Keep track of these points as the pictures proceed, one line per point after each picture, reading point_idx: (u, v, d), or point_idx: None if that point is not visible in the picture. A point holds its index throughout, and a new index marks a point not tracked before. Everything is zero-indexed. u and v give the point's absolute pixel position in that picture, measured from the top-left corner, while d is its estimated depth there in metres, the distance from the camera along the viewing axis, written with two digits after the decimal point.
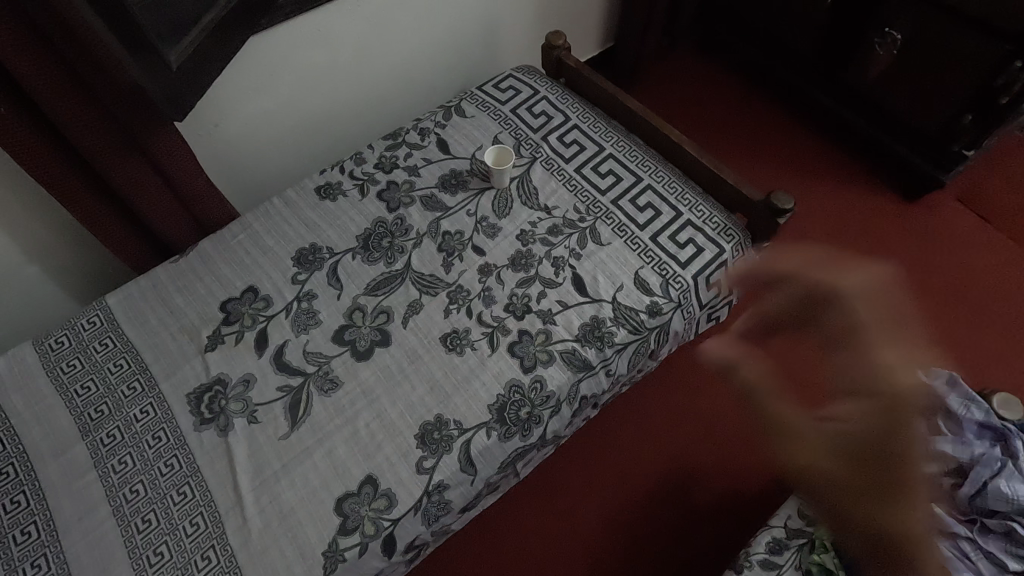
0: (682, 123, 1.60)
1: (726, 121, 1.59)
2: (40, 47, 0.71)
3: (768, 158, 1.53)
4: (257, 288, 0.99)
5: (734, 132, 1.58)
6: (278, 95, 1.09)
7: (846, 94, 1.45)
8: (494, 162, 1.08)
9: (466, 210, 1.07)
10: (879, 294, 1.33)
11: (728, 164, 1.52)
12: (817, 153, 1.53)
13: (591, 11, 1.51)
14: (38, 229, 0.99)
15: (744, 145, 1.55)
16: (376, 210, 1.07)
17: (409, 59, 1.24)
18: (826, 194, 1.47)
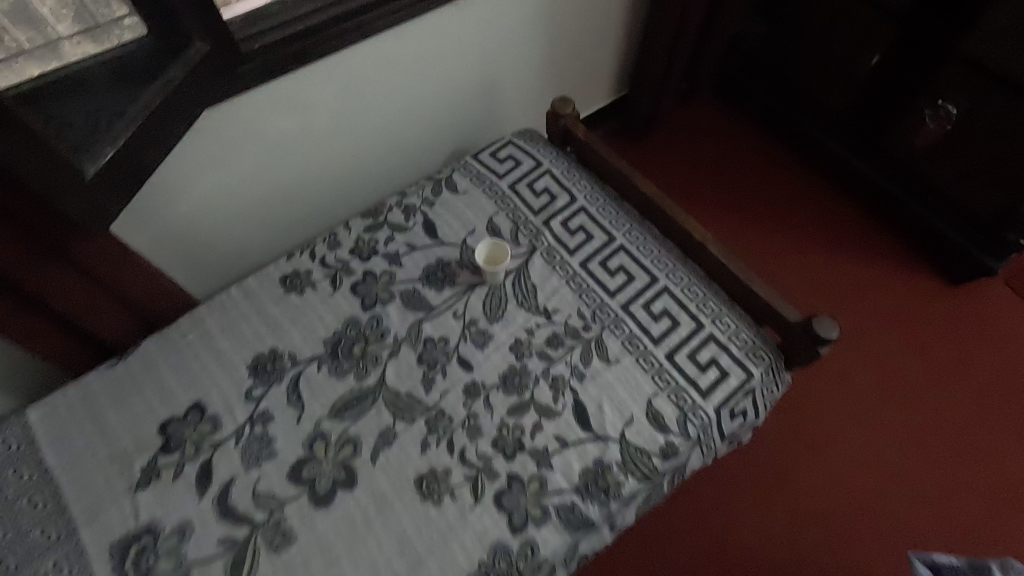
0: (700, 184, 1.44)
1: (749, 182, 1.44)
2: None
3: (794, 230, 1.37)
4: (204, 405, 0.84)
5: (757, 197, 1.42)
6: (241, 168, 0.94)
7: (882, 162, 1.29)
8: (487, 259, 0.94)
9: (453, 311, 0.92)
10: (920, 398, 1.18)
11: (749, 237, 1.37)
12: (849, 224, 1.38)
13: (605, 58, 1.36)
14: None
15: (766, 213, 1.40)
16: (349, 308, 0.93)
17: (397, 122, 1.08)
18: (858, 272, 1.32)
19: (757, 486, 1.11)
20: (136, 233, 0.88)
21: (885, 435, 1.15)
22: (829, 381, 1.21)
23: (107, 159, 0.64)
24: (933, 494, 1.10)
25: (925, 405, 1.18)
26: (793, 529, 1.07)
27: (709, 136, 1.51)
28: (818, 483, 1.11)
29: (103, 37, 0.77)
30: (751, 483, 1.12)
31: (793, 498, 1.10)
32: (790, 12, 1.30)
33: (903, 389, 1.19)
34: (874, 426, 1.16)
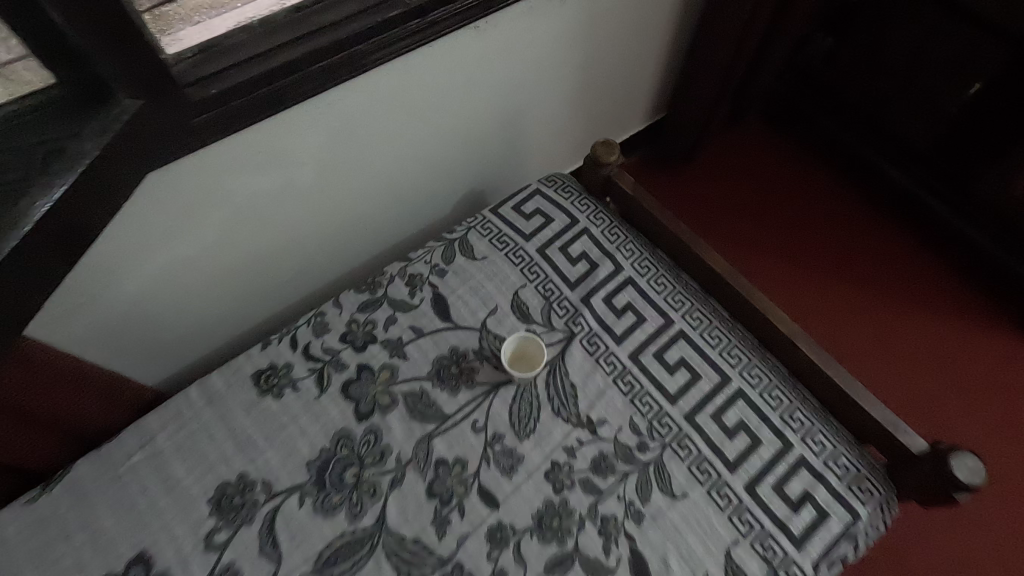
0: (746, 225, 1.26)
1: (802, 224, 1.26)
2: None
3: (859, 282, 1.19)
4: (151, 557, 0.65)
5: (813, 244, 1.24)
6: (203, 238, 0.74)
7: (968, 207, 1.11)
8: (513, 358, 0.77)
9: (472, 422, 0.72)
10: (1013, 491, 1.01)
11: (807, 291, 1.19)
12: (918, 273, 1.20)
13: (644, 81, 1.16)
14: None
15: (825, 263, 1.22)
16: (341, 418, 0.73)
17: (401, 170, 0.88)
18: (932, 334, 1.15)
19: None
20: (65, 328, 0.68)
21: (972, 536, 0.99)
22: None
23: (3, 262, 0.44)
24: None
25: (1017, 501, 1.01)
26: None
27: (755, 169, 1.32)
28: None
29: None
30: None
31: None
32: (864, 28, 1.11)
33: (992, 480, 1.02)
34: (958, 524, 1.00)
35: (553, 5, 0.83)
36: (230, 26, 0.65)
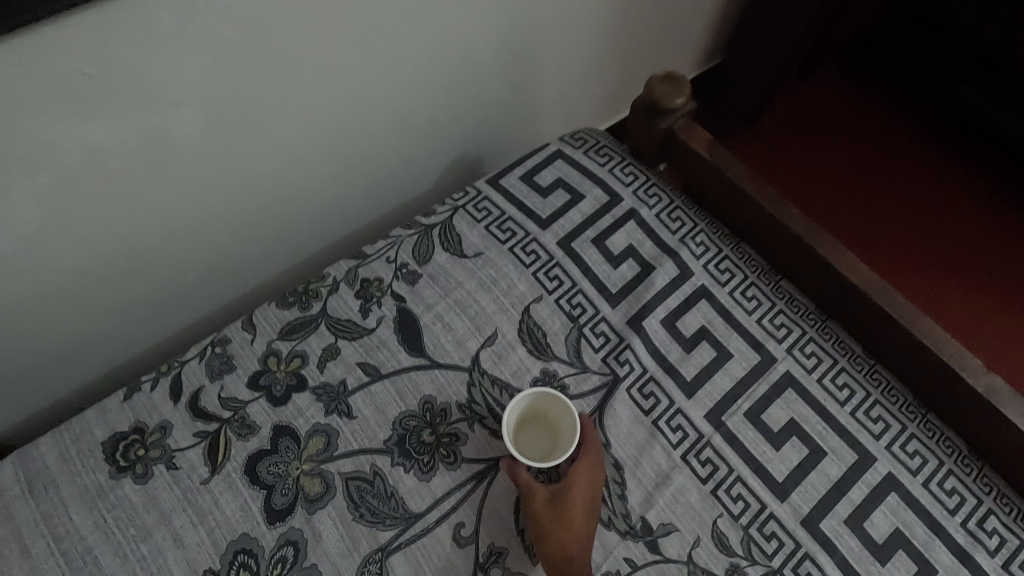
0: (827, 207, 0.96)
1: (900, 206, 0.96)
2: None
3: (985, 282, 0.90)
4: None
5: (919, 231, 0.94)
6: (10, 224, 0.45)
7: None
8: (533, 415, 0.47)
9: (454, 529, 0.44)
10: None
11: (919, 293, 0.89)
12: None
13: (698, 10, 0.85)
14: None
15: (936, 257, 0.92)
16: (241, 518, 0.45)
17: (350, 121, 0.59)
18: None
19: None
20: None
21: None
22: None
23: None
24: None
25: None
26: None
27: (836, 131, 1.02)
28: None
29: None
30: None
31: None
32: None
33: None
34: None
35: None
36: None
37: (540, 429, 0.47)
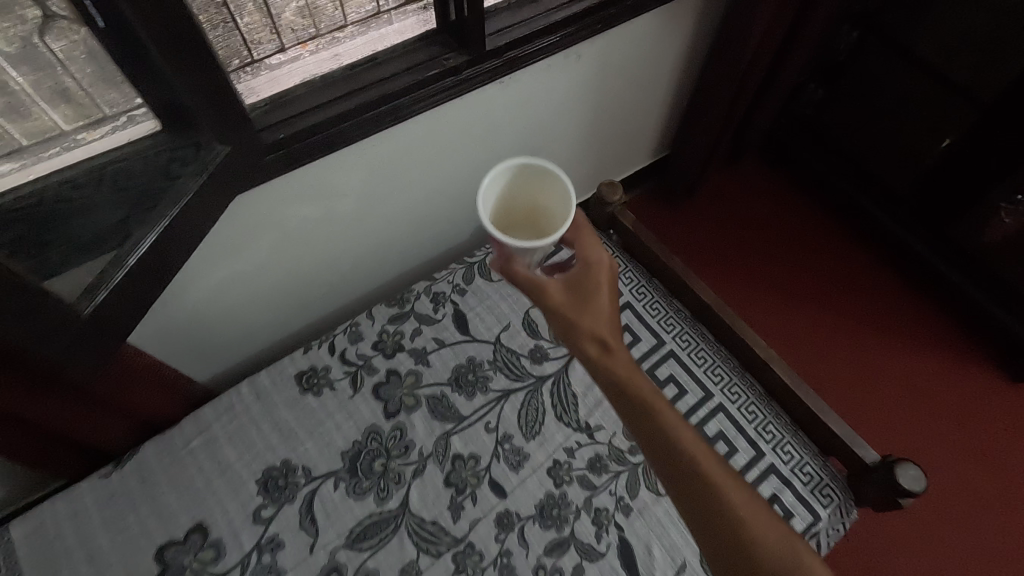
0: (733, 257, 1.38)
1: (784, 254, 1.37)
2: None
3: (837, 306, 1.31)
4: (207, 528, 0.76)
5: (795, 270, 1.35)
6: (257, 256, 0.85)
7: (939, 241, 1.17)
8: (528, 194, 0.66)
9: (485, 423, 0.83)
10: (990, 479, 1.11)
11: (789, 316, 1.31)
12: (896, 307, 1.28)
13: (648, 124, 1.27)
14: None
15: (805, 290, 1.33)
16: (371, 414, 0.84)
17: (426, 199, 1.00)
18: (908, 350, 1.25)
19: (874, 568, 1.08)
20: (142, 329, 0.79)
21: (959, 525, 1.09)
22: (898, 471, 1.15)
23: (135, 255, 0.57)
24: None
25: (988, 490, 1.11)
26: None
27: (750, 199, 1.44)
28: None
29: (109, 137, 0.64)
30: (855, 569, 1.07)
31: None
32: (853, 81, 1.18)
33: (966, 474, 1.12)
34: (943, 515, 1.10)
35: (569, 61, 0.94)
36: (296, 78, 0.75)
37: (520, 196, 0.71)
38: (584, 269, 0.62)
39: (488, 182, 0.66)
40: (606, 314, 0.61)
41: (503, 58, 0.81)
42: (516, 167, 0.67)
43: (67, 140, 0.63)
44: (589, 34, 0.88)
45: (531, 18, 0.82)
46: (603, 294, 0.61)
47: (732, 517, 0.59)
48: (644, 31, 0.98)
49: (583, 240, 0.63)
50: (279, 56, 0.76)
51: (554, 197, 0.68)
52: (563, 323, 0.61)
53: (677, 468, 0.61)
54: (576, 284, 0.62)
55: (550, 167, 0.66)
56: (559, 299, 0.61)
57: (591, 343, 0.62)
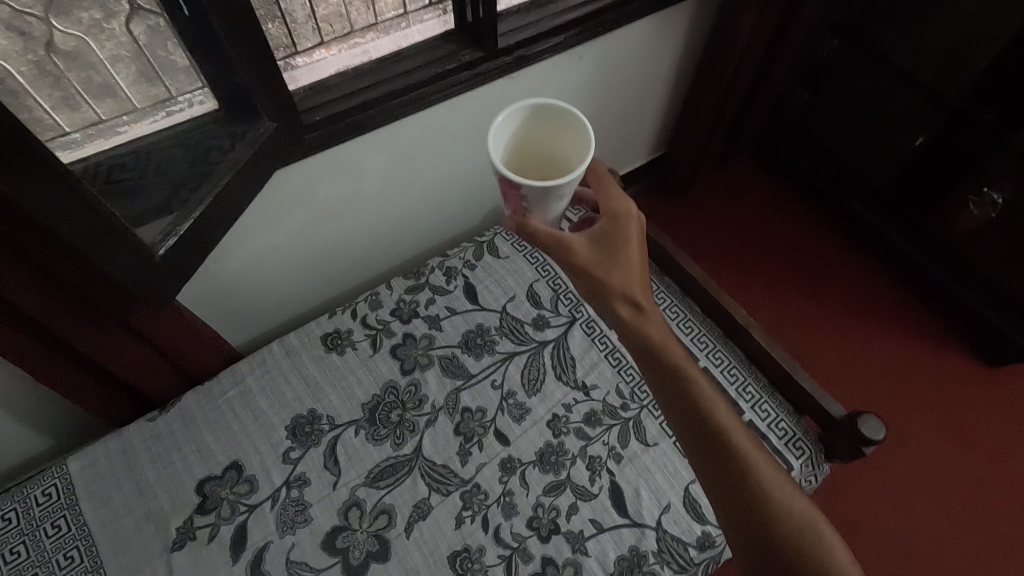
0: (727, 236, 1.49)
1: (773, 233, 1.49)
2: (14, 261, 0.60)
3: (821, 279, 1.43)
4: (242, 466, 0.85)
5: (783, 247, 1.47)
6: (290, 228, 0.94)
7: (915, 233, 1.31)
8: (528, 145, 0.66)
9: (491, 381, 0.92)
10: (957, 427, 1.24)
11: (779, 288, 1.42)
12: (873, 283, 1.41)
13: (646, 123, 1.37)
14: (15, 390, 0.85)
15: (792, 265, 1.45)
16: (389, 371, 0.93)
17: (440, 184, 1.10)
18: (885, 320, 1.36)
19: (866, 518, 1.16)
20: (187, 289, 0.89)
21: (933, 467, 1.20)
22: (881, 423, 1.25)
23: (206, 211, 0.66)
24: (980, 514, 1.15)
25: (960, 437, 1.23)
26: (884, 547, 1.13)
27: (740, 186, 1.56)
28: (892, 518, 1.16)
29: (169, 114, 0.73)
30: (841, 513, 1.17)
31: (880, 535, 1.14)
32: (835, 86, 1.31)
33: (937, 425, 1.24)
34: (918, 460, 1.21)
35: (572, 61, 1.04)
36: (332, 68, 0.85)
37: (535, 142, 0.67)
38: (611, 225, 0.66)
39: (504, 118, 0.61)
40: (633, 271, 0.65)
41: (513, 56, 0.92)
42: (535, 108, 0.63)
43: (130, 119, 0.70)
44: (590, 36, 0.99)
45: (539, 20, 0.93)
46: (630, 250, 0.65)
47: (744, 469, 0.62)
48: (641, 35, 1.09)
49: (608, 196, 0.67)
50: (304, 57, 0.85)
51: (572, 144, 0.65)
52: (592, 279, 0.66)
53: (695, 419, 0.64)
54: (601, 242, 0.66)
55: (573, 110, 0.61)
56: (587, 255, 0.66)
57: (619, 299, 0.66)
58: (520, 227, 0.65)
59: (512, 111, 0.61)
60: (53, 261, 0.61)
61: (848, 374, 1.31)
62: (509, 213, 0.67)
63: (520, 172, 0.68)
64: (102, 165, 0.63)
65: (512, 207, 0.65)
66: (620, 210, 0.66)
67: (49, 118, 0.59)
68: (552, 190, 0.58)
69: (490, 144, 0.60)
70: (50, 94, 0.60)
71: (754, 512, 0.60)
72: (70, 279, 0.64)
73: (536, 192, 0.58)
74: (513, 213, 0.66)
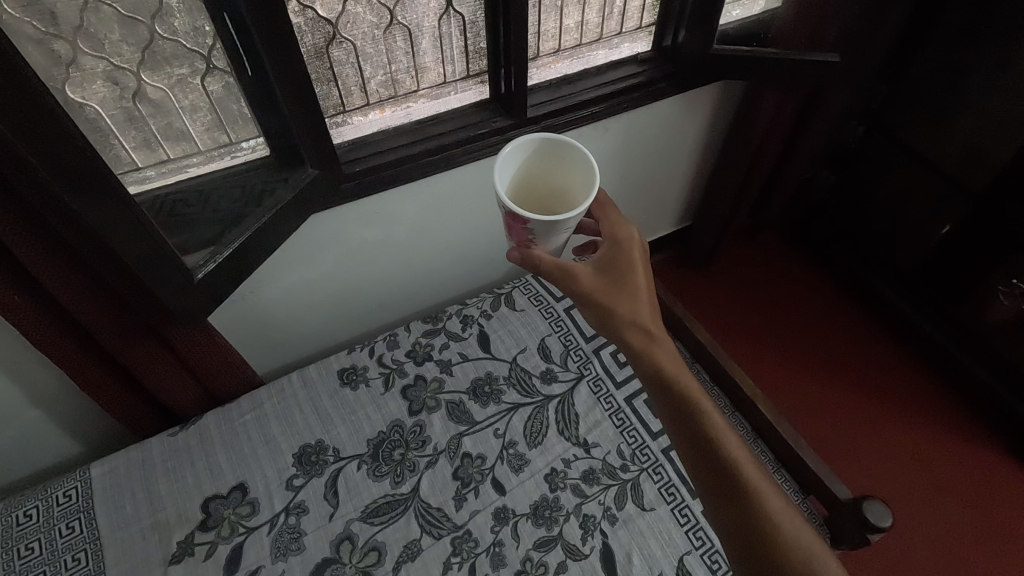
0: (750, 306, 1.53)
1: (798, 307, 1.52)
2: (78, 277, 0.68)
3: (843, 353, 1.44)
4: (248, 487, 0.88)
5: (807, 320, 1.50)
6: (323, 267, 1.02)
7: (942, 317, 1.33)
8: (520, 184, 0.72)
9: (494, 429, 0.94)
10: (982, 514, 1.21)
11: (800, 358, 1.44)
12: (895, 365, 1.42)
13: (672, 193, 1.42)
14: (56, 396, 0.92)
15: (815, 337, 1.47)
16: (396, 410, 0.96)
17: (466, 236, 1.17)
18: (909, 403, 1.36)
19: None
20: (220, 314, 0.96)
21: (955, 554, 1.17)
22: (902, 502, 1.23)
23: (244, 242, 0.73)
24: None
25: (982, 525, 1.20)
26: None
27: (766, 260, 1.60)
28: None
29: (232, 159, 0.81)
30: None
31: None
32: (863, 168, 1.37)
33: (959, 509, 1.22)
34: (940, 544, 1.18)
35: (598, 132, 1.11)
36: (374, 128, 0.94)
37: (531, 176, 0.72)
38: (613, 251, 0.70)
39: (508, 153, 0.66)
40: (638, 295, 0.67)
41: (540, 125, 0.99)
42: (538, 142, 0.68)
43: (199, 160, 0.78)
44: (616, 112, 1.06)
45: (567, 95, 1.01)
46: (633, 274, 0.68)
47: (748, 492, 0.61)
48: (667, 112, 1.15)
49: (610, 225, 0.71)
50: (358, 115, 0.93)
51: (570, 172, 0.70)
52: (599, 306, 0.67)
53: (701, 444, 0.64)
54: (606, 270, 0.69)
55: (563, 141, 0.67)
56: (593, 283, 0.68)
57: (626, 324, 0.67)
58: (527, 259, 0.68)
59: (515, 147, 0.67)
60: (110, 277, 0.69)
61: (867, 447, 1.30)
62: (515, 244, 0.70)
63: (523, 204, 0.73)
64: (161, 201, 0.70)
65: (517, 239, 0.68)
66: (621, 237, 0.70)
67: (129, 157, 0.68)
68: (558, 224, 0.62)
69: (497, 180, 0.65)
70: (133, 136, 0.68)
71: (763, 539, 0.59)
72: (124, 295, 0.72)
73: (542, 226, 0.62)
74: (518, 244, 0.69)
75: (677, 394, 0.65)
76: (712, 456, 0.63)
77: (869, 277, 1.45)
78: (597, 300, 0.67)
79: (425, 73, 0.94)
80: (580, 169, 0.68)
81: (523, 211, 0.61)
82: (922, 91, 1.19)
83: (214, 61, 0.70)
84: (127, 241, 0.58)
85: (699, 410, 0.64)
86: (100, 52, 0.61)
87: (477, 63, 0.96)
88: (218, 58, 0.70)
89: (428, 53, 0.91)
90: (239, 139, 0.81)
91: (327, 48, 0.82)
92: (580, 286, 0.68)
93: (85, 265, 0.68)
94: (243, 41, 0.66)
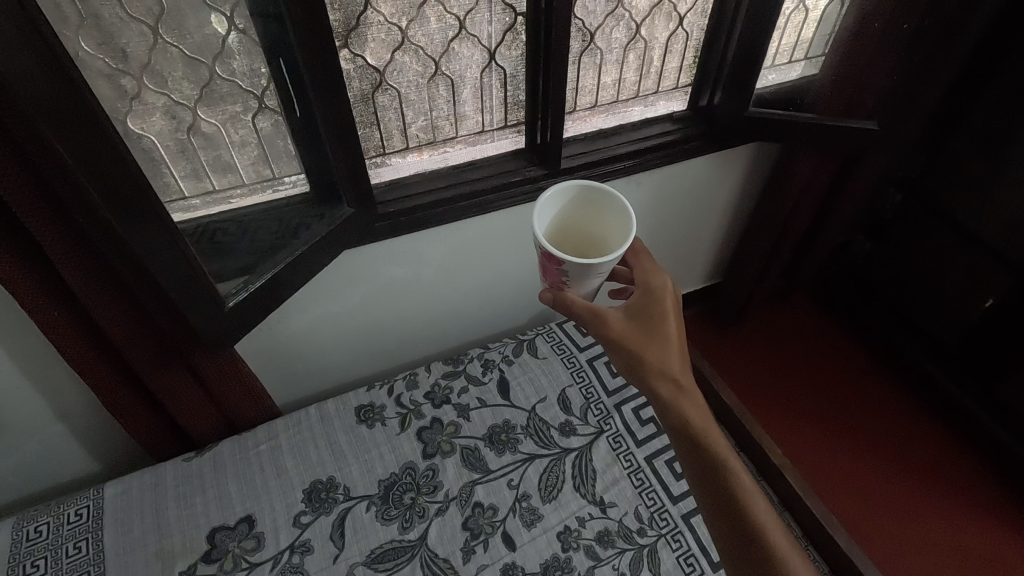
0: (778, 370, 1.48)
1: (829, 374, 1.47)
2: (116, 298, 0.70)
3: (877, 425, 1.38)
4: (254, 520, 0.87)
5: (838, 388, 1.44)
6: (351, 301, 1.03)
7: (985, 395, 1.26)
8: (557, 227, 0.72)
9: (508, 480, 0.91)
10: None
11: (831, 426, 1.38)
12: (933, 442, 1.34)
13: (704, 249, 1.41)
14: (81, 412, 0.93)
15: (847, 406, 1.41)
16: (410, 452, 0.95)
17: (493, 280, 1.17)
18: (948, 484, 1.28)
19: None
20: (247, 343, 0.97)
21: None
22: None
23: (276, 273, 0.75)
24: None
25: None
26: None
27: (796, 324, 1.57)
28: None
29: (274, 192, 0.84)
30: None
31: None
32: (900, 235, 1.34)
33: None
34: None
35: (629, 186, 1.12)
36: (410, 170, 0.97)
37: (569, 221, 0.72)
38: (646, 299, 0.68)
39: (547, 198, 0.67)
40: (670, 345, 0.65)
41: (573, 176, 1.01)
42: (577, 190, 0.69)
43: (242, 192, 0.81)
44: (649, 167, 1.07)
45: (601, 149, 1.03)
46: (666, 322, 0.66)
47: (777, 564, 0.57)
48: (700, 169, 1.16)
49: (643, 274, 0.71)
50: (396, 157, 0.96)
51: (607, 221, 0.70)
52: (629, 353, 0.65)
53: (728, 507, 0.61)
54: (637, 316, 0.67)
55: (604, 190, 0.67)
56: (624, 329, 0.66)
57: (656, 374, 0.65)
58: (559, 301, 0.67)
59: (555, 192, 0.67)
60: (146, 300, 0.71)
61: (903, 528, 1.22)
62: (547, 286, 0.70)
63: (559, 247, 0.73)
64: (202, 229, 0.72)
65: (551, 281, 0.68)
66: (655, 285, 0.69)
67: (177, 187, 0.70)
68: (592, 267, 0.61)
69: (535, 222, 0.65)
70: (184, 166, 0.71)
71: None
72: (157, 320, 0.74)
73: (577, 268, 0.62)
74: (551, 286, 0.69)
75: (705, 450, 0.63)
76: (740, 521, 0.60)
77: (906, 347, 1.39)
78: (628, 346, 0.65)
79: (465, 121, 0.97)
80: (617, 219, 0.69)
81: (559, 252, 0.61)
82: (964, 161, 1.17)
83: (266, 100, 0.74)
84: (162, 261, 0.59)
85: (727, 468, 0.61)
86: (163, 88, 0.65)
87: (515, 114, 0.99)
88: (270, 97, 0.74)
89: (468, 103, 0.94)
90: (282, 174, 0.83)
91: (373, 94, 0.86)
92: (610, 332, 0.66)
93: (124, 286, 0.70)
94: (295, 83, 0.70)
